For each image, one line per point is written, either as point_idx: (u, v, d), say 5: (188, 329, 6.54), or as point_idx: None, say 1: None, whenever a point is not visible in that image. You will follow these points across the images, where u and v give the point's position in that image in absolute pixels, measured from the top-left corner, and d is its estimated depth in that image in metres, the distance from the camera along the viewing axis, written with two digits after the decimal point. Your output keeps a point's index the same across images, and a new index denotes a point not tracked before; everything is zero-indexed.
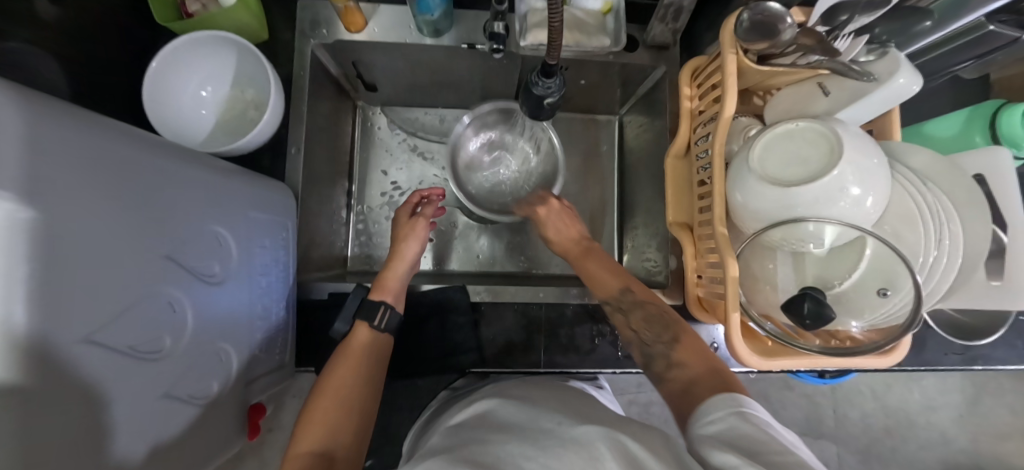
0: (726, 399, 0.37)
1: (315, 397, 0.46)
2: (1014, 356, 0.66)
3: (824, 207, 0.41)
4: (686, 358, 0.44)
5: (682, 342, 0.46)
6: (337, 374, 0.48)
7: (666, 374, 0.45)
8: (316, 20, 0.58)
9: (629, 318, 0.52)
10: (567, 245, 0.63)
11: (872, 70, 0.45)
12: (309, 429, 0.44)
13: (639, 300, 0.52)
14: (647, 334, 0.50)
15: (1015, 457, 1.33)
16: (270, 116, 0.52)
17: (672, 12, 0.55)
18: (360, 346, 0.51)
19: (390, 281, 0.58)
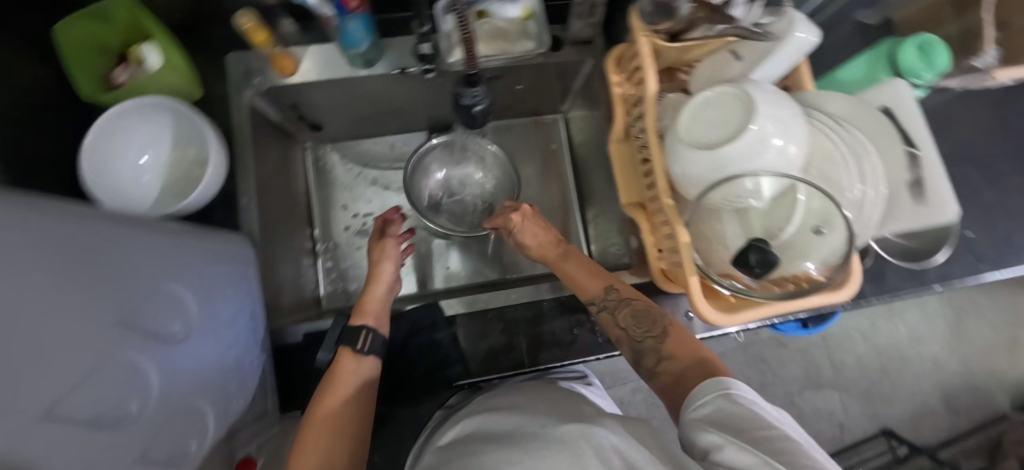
0: (712, 382, 0.40)
1: (307, 426, 0.46)
2: (967, 271, 0.70)
3: (752, 162, 0.44)
4: (676, 350, 0.46)
5: (671, 335, 0.48)
6: (328, 402, 0.47)
7: (658, 367, 0.47)
8: (248, 71, 0.59)
9: (615, 314, 0.51)
10: (545, 250, 0.61)
11: (773, 30, 0.48)
12: (304, 456, 0.44)
13: (625, 296, 0.51)
14: (634, 330, 0.50)
15: (1004, 370, 1.39)
16: (214, 171, 0.52)
17: (587, 8, 0.58)
18: (349, 372, 0.51)
19: (369, 303, 0.58)
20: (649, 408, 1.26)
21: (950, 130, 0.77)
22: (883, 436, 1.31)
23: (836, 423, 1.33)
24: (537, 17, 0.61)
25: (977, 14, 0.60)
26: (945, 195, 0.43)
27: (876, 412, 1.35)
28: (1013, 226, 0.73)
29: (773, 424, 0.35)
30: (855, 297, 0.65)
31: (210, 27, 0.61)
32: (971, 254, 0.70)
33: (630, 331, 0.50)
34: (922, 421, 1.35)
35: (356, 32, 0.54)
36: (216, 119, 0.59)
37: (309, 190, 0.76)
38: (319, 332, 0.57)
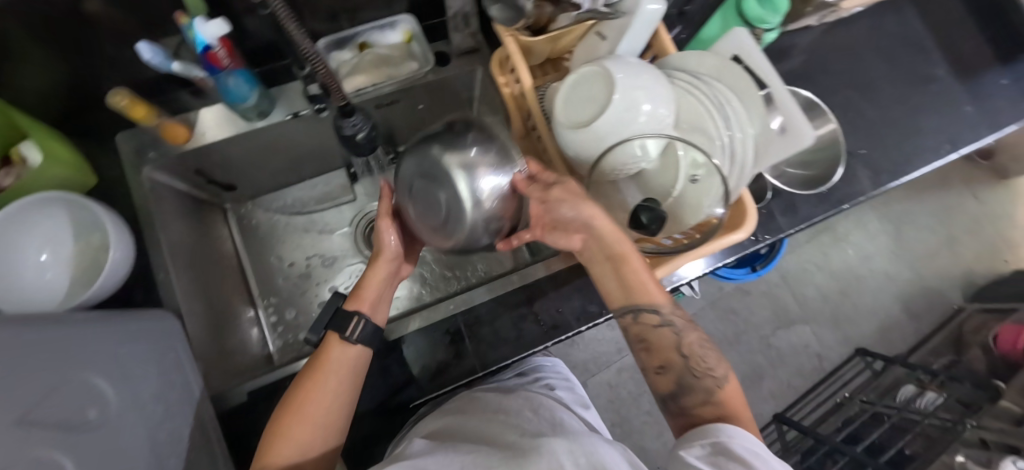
0: (714, 427, 0.43)
1: (285, 409, 0.47)
2: (867, 185, 0.76)
3: (625, 130, 0.47)
4: (727, 403, 0.48)
5: (726, 384, 0.49)
6: (309, 391, 0.47)
7: (697, 408, 0.48)
8: (142, 146, 0.59)
9: (680, 338, 0.50)
10: (617, 232, 0.49)
11: (622, 7, 0.52)
12: (276, 443, 0.46)
13: (687, 322, 0.51)
14: (698, 364, 0.49)
15: (950, 268, 1.48)
16: (119, 253, 0.52)
17: (460, 19, 0.62)
18: (336, 361, 0.49)
19: (365, 291, 0.53)
20: (636, 384, 1.29)
21: (826, 62, 0.84)
22: (858, 355, 1.37)
23: (813, 354, 1.40)
24: (417, 38, 0.64)
25: None
26: (799, 122, 0.46)
27: (846, 334, 1.42)
28: (897, 135, 0.80)
29: None
30: (774, 231, 0.69)
31: (94, 112, 0.60)
32: (866, 169, 0.76)
33: (690, 363, 0.49)
34: (890, 332, 1.43)
35: (240, 88, 0.55)
36: (118, 200, 0.59)
37: (238, 250, 0.76)
38: (265, 388, 0.56)
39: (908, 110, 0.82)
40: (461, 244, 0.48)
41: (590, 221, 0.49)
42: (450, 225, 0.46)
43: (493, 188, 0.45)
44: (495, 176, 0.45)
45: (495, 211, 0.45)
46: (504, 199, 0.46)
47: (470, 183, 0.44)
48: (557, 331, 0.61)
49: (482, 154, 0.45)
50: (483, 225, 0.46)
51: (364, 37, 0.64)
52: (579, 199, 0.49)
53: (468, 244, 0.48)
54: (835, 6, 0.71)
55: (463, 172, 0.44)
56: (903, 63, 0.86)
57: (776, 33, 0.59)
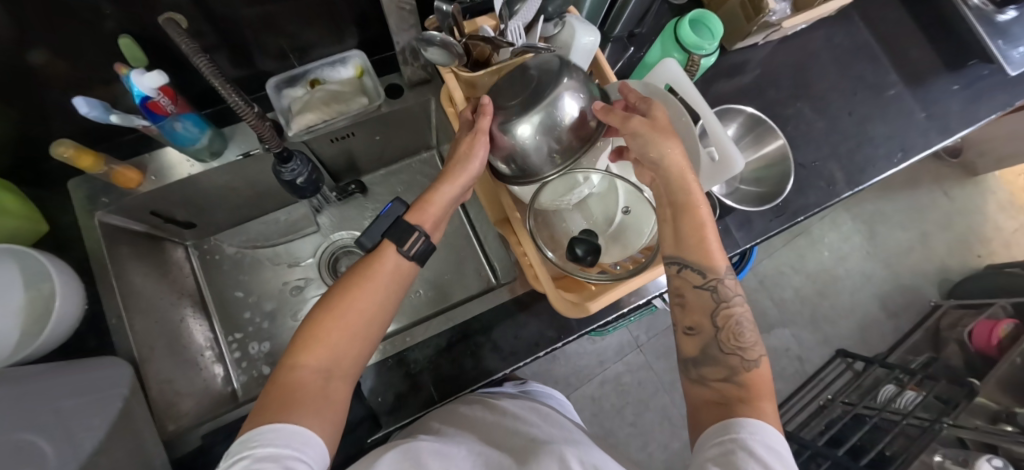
0: (731, 424, 0.39)
1: (322, 313, 0.44)
2: (820, 195, 0.77)
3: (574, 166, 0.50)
4: (753, 383, 0.43)
5: (757, 370, 0.44)
6: (351, 297, 0.45)
7: (715, 382, 0.44)
8: (94, 193, 0.60)
9: (719, 303, 0.45)
10: (687, 181, 0.45)
11: (560, 40, 0.55)
12: (311, 343, 0.42)
13: (737, 294, 0.45)
14: (732, 338, 0.45)
15: (924, 265, 1.50)
16: (65, 301, 0.52)
17: (408, 53, 0.63)
18: (384, 270, 0.47)
19: (432, 207, 0.50)
20: (619, 395, 1.29)
21: (777, 77, 0.85)
22: (839, 357, 1.37)
23: (794, 357, 1.40)
24: (368, 72, 0.65)
25: None
26: (731, 151, 0.48)
27: (826, 336, 1.43)
28: (849, 145, 0.82)
29: None
30: (730, 247, 0.70)
31: (48, 159, 0.61)
32: (819, 180, 0.78)
33: (721, 335, 0.45)
34: (869, 332, 1.44)
35: (188, 132, 0.56)
36: (71, 246, 0.59)
37: (200, 286, 0.75)
38: (219, 429, 0.56)
39: (859, 120, 0.84)
40: (523, 164, 0.49)
41: (665, 160, 0.45)
42: (516, 139, 0.47)
43: (572, 116, 0.46)
44: (579, 107, 0.47)
45: (565, 136, 0.47)
46: (580, 129, 0.47)
47: (556, 99, 0.46)
48: (515, 356, 0.61)
49: (575, 85, 0.47)
50: (549, 143, 0.47)
51: (315, 74, 0.65)
52: (658, 136, 0.44)
53: (524, 157, 0.48)
54: (776, 26, 0.75)
55: (549, 93, 0.46)
56: (854, 74, 0.88)
57: (716, 57, 0.60)
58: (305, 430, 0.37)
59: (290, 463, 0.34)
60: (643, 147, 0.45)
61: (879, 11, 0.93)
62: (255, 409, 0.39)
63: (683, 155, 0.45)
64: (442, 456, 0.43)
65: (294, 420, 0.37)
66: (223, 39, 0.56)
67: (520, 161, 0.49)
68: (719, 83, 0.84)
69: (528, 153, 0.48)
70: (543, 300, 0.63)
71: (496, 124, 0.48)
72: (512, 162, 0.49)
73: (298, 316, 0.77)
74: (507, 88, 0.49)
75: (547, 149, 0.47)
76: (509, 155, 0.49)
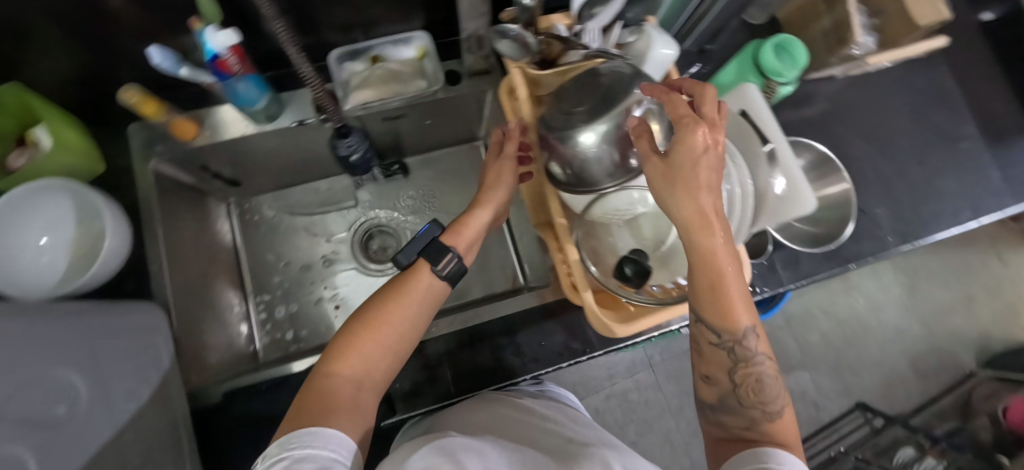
0: (758, 453, 0.37)
1: (359, 323, 0.44)
2: (877, 246, 0.73)
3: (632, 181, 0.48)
4: (787, 438, 0.39)
5: (783, 422, 0.40)
6: (387, 309, 0.44)
7: (742, 432, 0.41)
8: (151, 139, 0.61)
9: (736, 362, 0.42)
10: (710, 241, 0.39)
11: (635, 47, 0.52)
12: (345, 354, 0.42)
13: (758, 352, 0.42)
14: (749, 393, 0.42)
15: (964, 329, 1.42)
16: (114, 242, 0.53)
17: (474, 43, 0.62)
18: (415, 288, 0.47)
19: (467, 230, 0.52)
20: (624, 412, 1.27)
21: (848, 112, 0.81)
22: (858, 410, 1.31)
23: (811, 402, 1.35)
24: (430, 55, 0.65)
25: (842, 8, 0.66)
26: (802, 191, 0.43)
27: (848, 386, 1.37)
28: (914, 197, 0.77)
29: None
30: (774, 285, 0.67)
31: (112, 101, 0.62)
32: (878, 229, 0.74)
33: (740, 391, 0.42)
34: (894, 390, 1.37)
35: (249, 93, 0.56)
36: (122, 189, 0.60)
37: (236, 244, 0.77)
38: (240, 389, 0.56)
39: (929, 172, 0.79)
40: (581, 175, 0.47)
41: (688, 214, 0.39)
42: (574, 149, 0.46)
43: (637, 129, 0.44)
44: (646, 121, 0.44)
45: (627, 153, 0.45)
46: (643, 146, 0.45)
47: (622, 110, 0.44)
48: (536, 365, 0.60)
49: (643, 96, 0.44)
50: (610, 152, 0.45)
51: (378, 51, 0.65)
52: (662, 189, 0.40)
53: (581, 166, 0.46)
54: (860, 60, 0.71)
55: (616, 103, 0.44)
56: (931, 121, 0.82)
57: (794, 86, 0.57)
58: (341, 433, 0.36)
59: (329, 464, 0.33)
60: (666, 194, 0.40)
61: (968, 58, 0.86)
62: (287, 419, 0.38)
63: (695, 211, 0.39)
64: (477, 454, 0.37)
65: (332, 425, 0.37)
66: (292, 4, 0.55)
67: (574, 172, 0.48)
68: (785, 112, 0.80)
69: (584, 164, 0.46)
70: (572, 311, 0.62)
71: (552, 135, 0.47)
72: (568, 170, 0.48)
73: (324, 288, 0.77)
74: (575, 91, 0.47)
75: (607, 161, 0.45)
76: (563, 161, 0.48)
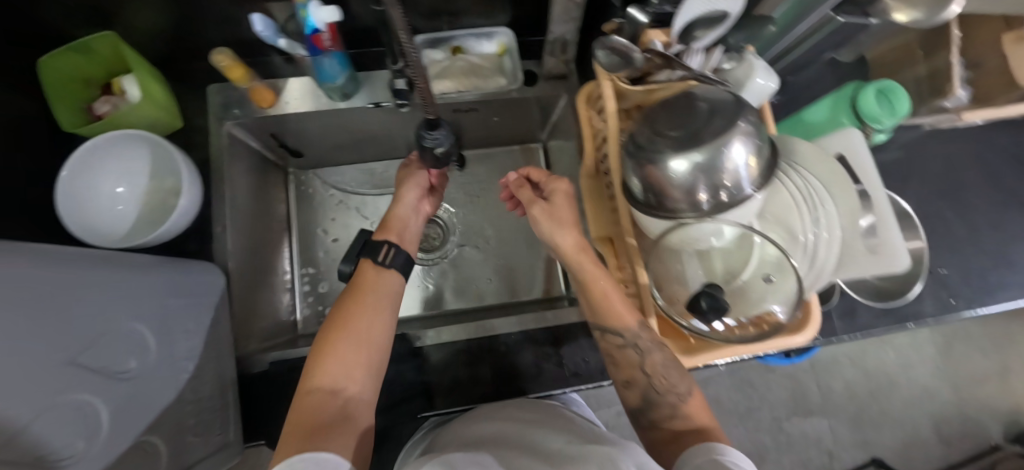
0: (705, 447, 0.39)
1: (330, 331, 0.46)
2: (940, 308, 0.69)
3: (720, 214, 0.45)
4: (694, 412, 0.45)
5: (694, 396, 0.46)
6: (350, 312, 0.47)
7: (665, 423, 0.45)
8: (228, 102, 0.61)
9: (644, 357, 0.46)
10: (583, 259, 0.49)
11: (733, 75, 0.51)
12: (321, 361, 0.44)
13: (654, 341, 0.47)
14: (660, 380, 0.46)
15: (996, 400, 1.36)
16: (188, 201, 0.54)
17: (559, 46, 0.61)
18: (367, 281, 0.51)
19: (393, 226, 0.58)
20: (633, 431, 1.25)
21: (925, 164, 0.77)
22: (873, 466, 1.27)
23: (825, 450, 1.31)
24: (511, 52, 0.64)
25: (943, 57, 0.63)
26: (897, 251, 0.43)
27: (866, 440, 1.33)
28: (986, 262, 0.73)
29: None
30: (827, 334, 0.65)
31: (196, 60, 0.63)
32: (944, 291, 0.70)
33: (653, 380, 0.46)
34: (914, 451, 1.33)
35: (332, 70, 0.56)
36: (196, 147, 0.61)
37: (288, 214, 0.77)
38: (285, 361, 0.56)
39: (1005, 238, 0.75)
40: (662, 199, 0.45)
41: (566, 244, 0.50)
42: (660, 173, 0.43)
43: (738, 166, 0.42)
44: (749, 157, 0.42)
45: (724, 188, 0.42)
46: (741, 188, 0.43)
47: (721, 144, 0.41)
48: (576, 380, 0.59)
49: (750, 130, 0.42)
50: (700, 183, 0.42)
51: (459, 42, 0.65)
52: (549, 225, 0.50)
53: (661, 191, 0.44)
54: (951, 113, 0.68)
55: (718, 134, 0.42)
56: (1013, 185, 0.78)
57: (886, 134, 0.55)
58: (337, 457, 0.37)
59: None
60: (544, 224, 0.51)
61: None
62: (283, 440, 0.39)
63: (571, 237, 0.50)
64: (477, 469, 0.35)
65: (326, 448, 0.37)
66: None
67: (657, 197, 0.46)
68: None
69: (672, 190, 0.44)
70: None
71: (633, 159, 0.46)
72: (645, 190, 0.46)
73: None
74: (673, 112, 0.45)
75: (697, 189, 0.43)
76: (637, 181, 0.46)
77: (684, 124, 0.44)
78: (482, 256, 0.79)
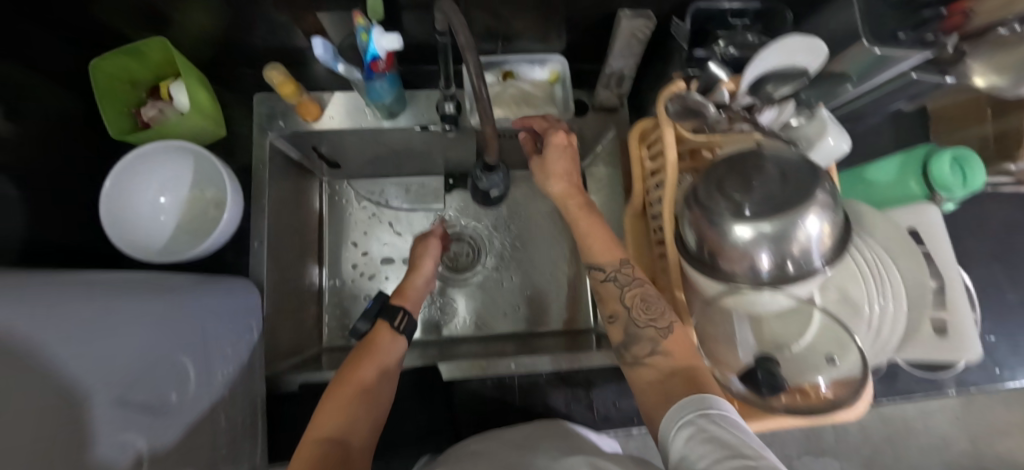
0: (694, 400, 0.37)
1: (337, 386, 0.47)
2: (986, 378, 0.67)
3: (789, 284, 0.42)
4: (673, 348, 0.43)
5: (676, 331, 0.44)
6: (359, 368, 0.49)
7: (646, 359, 0.44)
8: (273, 113, 0.60)
9: (623, 289, 0.48)
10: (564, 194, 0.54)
11: (803, 132, 0.49)
12: (326, 414, 0.44)
13: (635, 277, 0.48)
14: (639, 313, 0.46)
15: (1016, 455, 1.32)
16: (230, 215, 0.53)
17: (614, 80, 0.60)
18: (381, 341, 0.53)
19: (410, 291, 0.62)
20: None
21: (980, 224, 0.74)
22: None
23: None
24: (563, 80, 0.62)
25: None
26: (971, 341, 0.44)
27: None
28: None
29: (761, 452, 0.30)
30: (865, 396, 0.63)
31: (244, 67, 0.63)
32: (991, 360, 0.68)
33: (632, 313, 0.46)
34: None
35: (382, 90, 0.54)
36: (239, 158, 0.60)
37: (321, 224, 0.76)
38: (314, 383, 0.56)
39: None
40: (717, 258, 0.43)
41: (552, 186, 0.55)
42: (719, 233, 0.41)
43: (811, 235, 0.40)
44: (823, 226, 0.40)
45: (792, 258, 0.40)
46: (810, 259, 0.40)
47: (796, 218, 0.39)
48: (604, 424, 0.58)
49: (827, 201, 0.40)
50: (768, 249, 0.40)
51: (512, 67, 0.62)
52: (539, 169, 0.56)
53: (721, 251, 0.42)
54: (1017, 177, 0.65)
55: (797, 206, 0.39)
56: None
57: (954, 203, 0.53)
58: None
59: None
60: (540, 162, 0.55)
61: None
62: None
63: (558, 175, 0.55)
64: None
65: None
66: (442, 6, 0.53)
67: (719, 257, 0.43)
68: None
69: (737, 250, 0.41)
70: None
71: (693, 212, 0.44)
72: (701, 244, 0.44)
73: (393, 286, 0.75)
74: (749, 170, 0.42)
75: (768, 255, 0.41)
76: (690, 233, 0.45)
77: (751, 185, 0.41)
78: (509, 280, 0.77)
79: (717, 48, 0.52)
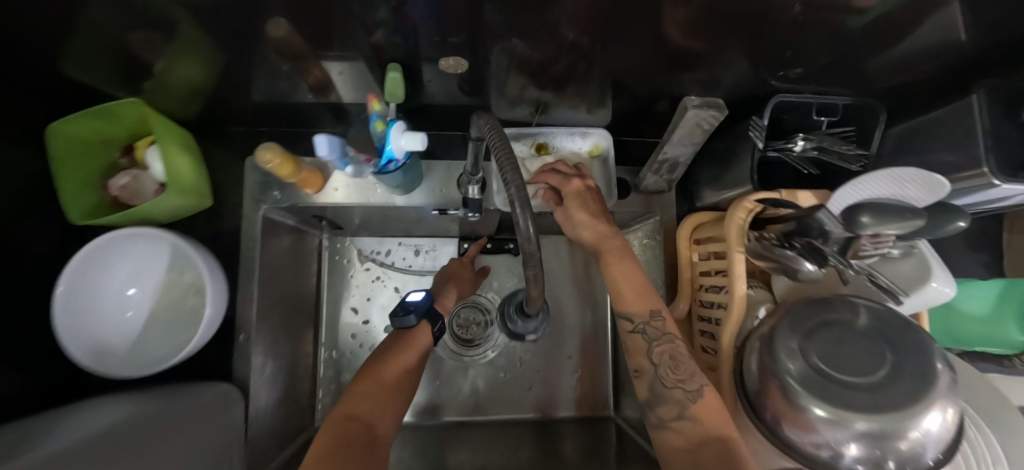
0: None
1: (366, 372, 0.42)
2: None
3: None
4: (703, 413, 0.37)
5: (709, 395, 0.38)
6: (391, 357, 0.43)
7: (672, 423, 0.38)
8: (268, 181, 0.53)
9: (652, 344, 0.42)
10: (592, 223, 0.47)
11: (896, 269, 0.41)
12: (356, 395, 0.39)
13: (667, 331, 0.42)
14: (668, 372, 0.40)
15: None
16: (212, 307, 0.46)
17: (666, 166, 0.52)
18: (422, 334, 0.47)
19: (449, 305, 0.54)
20: None
21: None
22: None
23: None
24: (606, 158, 0.54)
25: None
26: None
27: None
28: None
29: None
30: None
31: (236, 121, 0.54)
32: None
33: (660, 370, 0.41)
34: None
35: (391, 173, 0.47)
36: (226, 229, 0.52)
37: (318, 286, 0.68)
38: None
39: None
40: (780, 425, 0.36)
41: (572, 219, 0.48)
42: (806, 417, 0.33)
43: (928, 433, 0.32)
44: (940, 422, 0.32)
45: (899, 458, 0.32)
46: (919, 459, 0.33)
47: (908, 418, 0.31)
48: None
49: (943, 389, 0.33)
50: (863, 447, 0.32)
51: (547, 138, 0.55)
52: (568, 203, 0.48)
53: (795, 426, 0.34)
54: None
55: (911, 403, 0.32)
56: None
57: None
58: None
59: None
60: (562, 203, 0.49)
61: None
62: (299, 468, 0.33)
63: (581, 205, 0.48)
64: None
65: None
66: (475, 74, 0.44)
67: (785, 427, 0.35)
68: None
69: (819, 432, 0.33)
70: None
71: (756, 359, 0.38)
72: (762, 401, 0.37)
73: None
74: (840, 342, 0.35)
75: (867, 448, 0.32)
76: (752, 359, 0.38)
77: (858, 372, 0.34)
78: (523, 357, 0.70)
79: (795, 149, 0.46)
